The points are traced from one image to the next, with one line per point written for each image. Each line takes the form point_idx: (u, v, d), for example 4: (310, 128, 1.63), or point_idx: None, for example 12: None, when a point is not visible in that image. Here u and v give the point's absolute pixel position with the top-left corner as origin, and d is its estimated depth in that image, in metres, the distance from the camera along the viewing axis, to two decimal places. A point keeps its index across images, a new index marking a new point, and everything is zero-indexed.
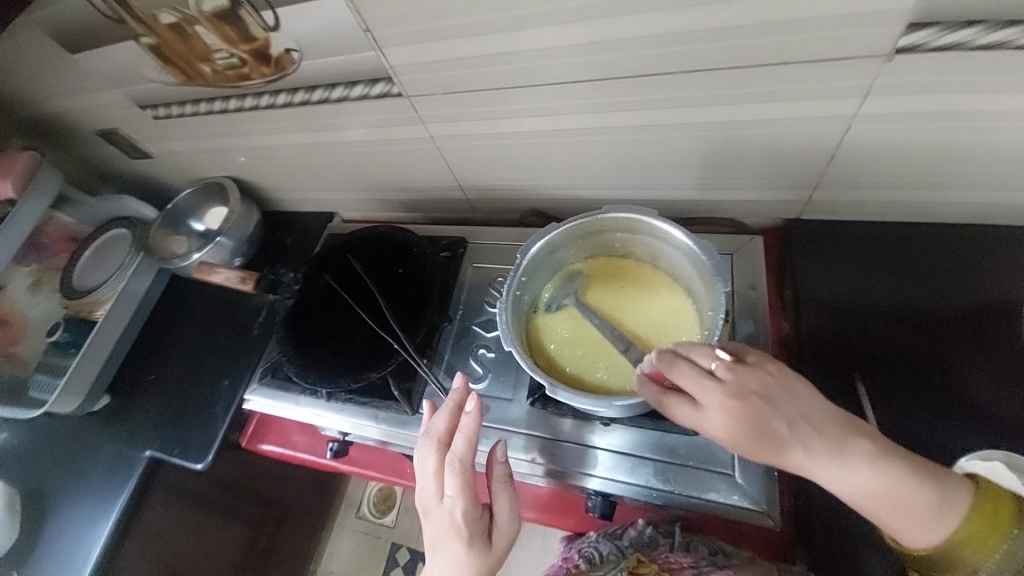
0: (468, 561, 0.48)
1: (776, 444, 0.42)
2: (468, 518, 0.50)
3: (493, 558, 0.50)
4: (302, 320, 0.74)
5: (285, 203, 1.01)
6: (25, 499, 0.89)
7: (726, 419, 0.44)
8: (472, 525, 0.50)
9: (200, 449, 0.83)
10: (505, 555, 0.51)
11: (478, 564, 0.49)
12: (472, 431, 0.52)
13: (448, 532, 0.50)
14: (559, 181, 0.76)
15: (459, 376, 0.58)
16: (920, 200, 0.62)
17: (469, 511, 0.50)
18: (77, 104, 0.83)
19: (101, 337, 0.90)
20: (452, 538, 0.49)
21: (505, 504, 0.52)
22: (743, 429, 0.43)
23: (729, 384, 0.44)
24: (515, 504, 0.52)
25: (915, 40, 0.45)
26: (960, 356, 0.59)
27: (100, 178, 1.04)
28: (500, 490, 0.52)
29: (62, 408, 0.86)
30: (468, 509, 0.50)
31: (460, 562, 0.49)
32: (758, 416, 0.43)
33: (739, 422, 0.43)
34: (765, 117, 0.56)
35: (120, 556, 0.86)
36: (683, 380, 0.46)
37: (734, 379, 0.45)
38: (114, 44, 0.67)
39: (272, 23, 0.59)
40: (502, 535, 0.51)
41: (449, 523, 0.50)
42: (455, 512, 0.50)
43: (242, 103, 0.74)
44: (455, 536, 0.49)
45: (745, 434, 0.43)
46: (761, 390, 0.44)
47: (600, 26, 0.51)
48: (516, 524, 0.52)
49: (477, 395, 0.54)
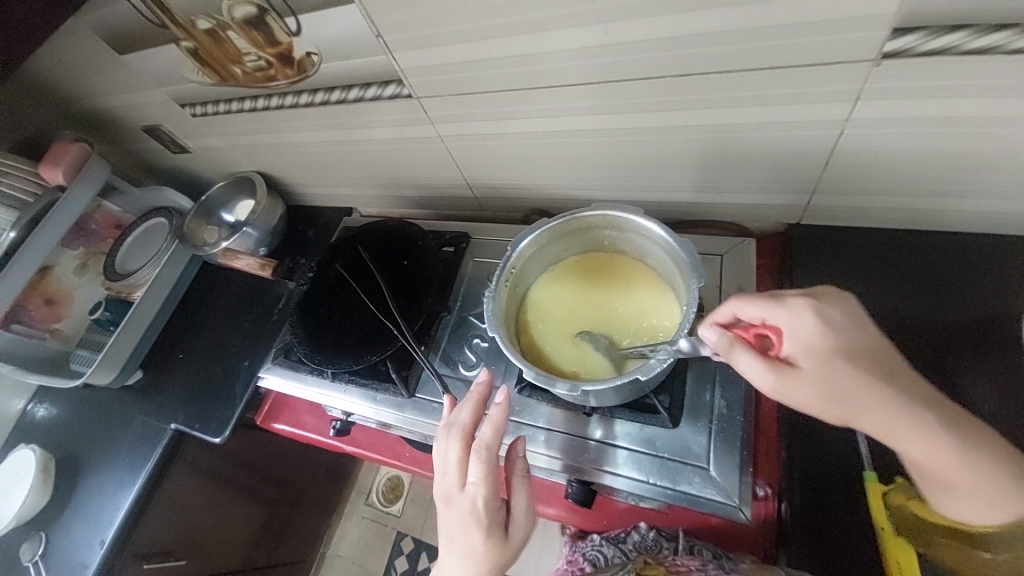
0: (485, 551, 0.48)
1: (873, 358, 0.43)
2: (489, 508, 0.49)
3: (508, 552, 0.49)
4: (312, 305, 0.79)
5: (308, 198, 1.08)
6: (63, 463, 0.97)
7: (824, 325, 0.45)
8: (492, 516, 0.49)
9: (219, 424, 0.90)
10: (520, 548, 0.51)
11: (494, 554, 0.48)
12: (502, 419, 0.51)
13: (468, 521, 0.49)
14: (562, 181, 0.78)
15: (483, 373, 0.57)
16: (920, 206, 0.62)
17: (491, 501, 0.49)
18: (125, 102, 0.91)
19: (137, 314, 0.98)
20: (472, 528, 0.48)
21: (523, 498, 0.52)
22: (841, 335, 0.44)
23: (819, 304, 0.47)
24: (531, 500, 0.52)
25: (902, 45, 0.45)
26: (954, 368, 0.58)
27: (144, 171, 1.13)
28: (518, 484, 0.52)
29: (99, 379, 0.94)
30: (490, 499, 0.49)
31: (477, 552, 0.48)
32: (858, 330, 0.45)
33: (832, 331, 0.44)
34: (760, 120, 0.57)
35: (144, 518, 0.93)
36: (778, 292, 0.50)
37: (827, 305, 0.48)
38: (158, 47, 0.74)
39: (294, 29, 0.65)
40: (518, 528, 0.50)
41: (470, 512, 0.49)
42: (477, 502, 0.49)
43: (269, 102, 0.80)
44: (476, 526, 0.48)
45: (842, 339, 0.44)
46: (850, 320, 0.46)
47: (595, 32, 0.53)
48: (530, 520, 0.52)
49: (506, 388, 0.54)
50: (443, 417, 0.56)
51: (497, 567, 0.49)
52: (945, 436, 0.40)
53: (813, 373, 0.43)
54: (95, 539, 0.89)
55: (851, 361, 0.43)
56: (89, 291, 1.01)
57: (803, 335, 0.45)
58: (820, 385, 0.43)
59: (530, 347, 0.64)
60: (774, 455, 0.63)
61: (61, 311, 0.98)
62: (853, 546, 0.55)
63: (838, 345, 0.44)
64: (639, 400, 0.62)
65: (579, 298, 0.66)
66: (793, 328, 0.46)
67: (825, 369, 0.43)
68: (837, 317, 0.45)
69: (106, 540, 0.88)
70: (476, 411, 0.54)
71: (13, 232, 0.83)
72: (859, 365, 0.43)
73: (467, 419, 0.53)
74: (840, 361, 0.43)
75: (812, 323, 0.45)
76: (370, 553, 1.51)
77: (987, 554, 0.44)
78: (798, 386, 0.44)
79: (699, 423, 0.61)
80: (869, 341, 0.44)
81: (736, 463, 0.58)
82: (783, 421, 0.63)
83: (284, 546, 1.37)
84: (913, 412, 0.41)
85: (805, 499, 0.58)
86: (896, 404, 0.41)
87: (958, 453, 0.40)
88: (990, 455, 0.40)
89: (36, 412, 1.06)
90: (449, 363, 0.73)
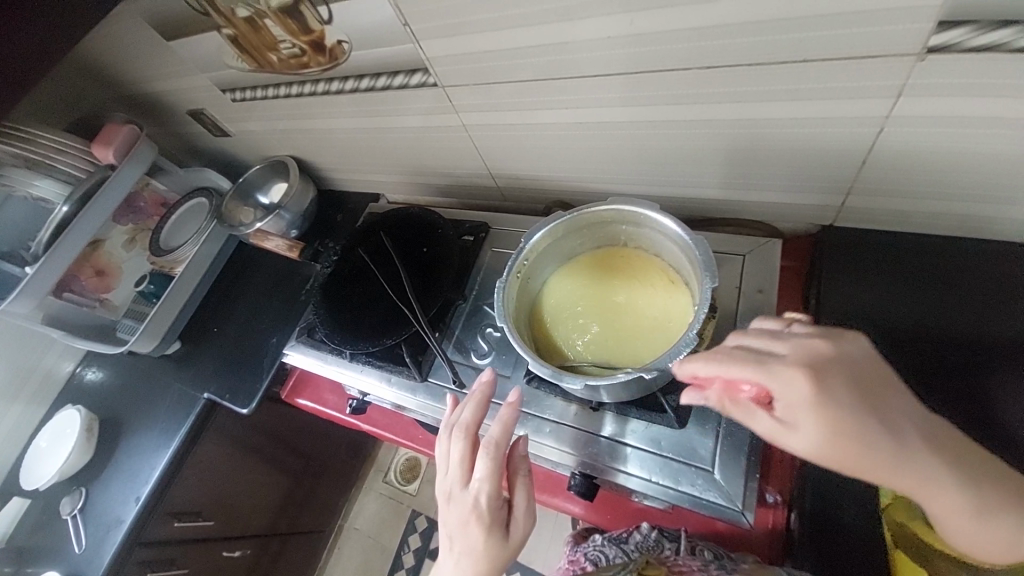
0: (486, 548, 0.49)
1: (881, 420, 0.39)
2: (491, 506, 0.50)
3: (509, 549, 0.50)
4: (335, 287, 0.82)
5: (338, 183, 1.11)
6: (107, 423, 1.05)
7: (831, 382, 0.40)
8: (493, 513, 0.50)
9: (247, 396, 0.95)
10: (520, 548, 0.51)
11: (495, 551, 0.49)
12: (507, 418, 0.52)
13: (470, 518, 0.50)
14: (585, 174, 0.78)
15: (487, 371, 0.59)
16: (969, 212, 0.58)
17: (493, 499, 0.50)
18: (172, 86, 0.96)
19: (178, 288, 1.04)
20: (473, 525, 0.50)
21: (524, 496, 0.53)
22: (850, 406, 0.39)
23: (803, 357, 0.41)
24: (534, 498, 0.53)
25: (947, 40, 0.42)
26: (992, 381, 0.56)
27: (188, 152, 1.19)
28: (520, 483, 0.53)
29: (141, 346, 1.00)
30: (492, 496, 0.50)
31: (477, 549, 0.49)
32: (855, 381, 0.40)
33: (829, 401, 0.39)
34: (794, 116, 0.55)
35: (178, 479, 0.99)
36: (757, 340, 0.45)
37: (806, 354, 0.41)
38: (201, 33, 0.77)
39: (326, 17, 0.66)
40: (520, 527, 0.51)
41: (472, 509, 0.50)
42: (480, 499, 0.50)
43: (302, 89, 0.82)
44: (476, 523, 0.50)
45: (846, 408, 0.39)
46: (846, 372, 0.40)
47: (622, 22, 0.52)
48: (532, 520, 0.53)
49: (518, 386, 0.55)
50: (446, 416, 0.57)
51: (497, 563, 0.50)
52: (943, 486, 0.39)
53: (821, 445, 0.40)
54: (132, 495, 0.96)
55: (861, 433, 0.39)
56: (136, 266, 1.06)
57: (803, 406, 0.40)
58: (832, 443, 0.39)
59: (540, 340, 0.65)
60: (789, 463, 0.62)
61: (111, 281, 1.03)
62: (868, 558, 0.53)
63: (843, 420, 0.39)
64: (648, 398, 0.62)
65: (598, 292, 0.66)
66: (789, 400, 0.40)
67: (829, 444, 0.39)
68: (842, 383, 0.40)
69: (142, 496, 0.95)
70: (479, 411, 0.55)
71: (66, 207, 0.89)
72: (868, 435, 0.39)
73: (470, 419, 0.55)
74: (854, 434, 0.39)
75: (807, 388, 0.40)
76: (386, 529, 1.57)
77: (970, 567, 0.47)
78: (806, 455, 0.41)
79: (707, 425, 0.60)
80: (874, 401, 0.40)
81: (742, 467, 0.57)
82: None
83: (306, 515, 1.44)
84: (909, 470, 0.39)
85: (816, 508, 0.56)
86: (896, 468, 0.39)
87: (957, 500, 0.39)
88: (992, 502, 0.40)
89: (86, 373, 1.15)
90: (461, 350, 0.74)
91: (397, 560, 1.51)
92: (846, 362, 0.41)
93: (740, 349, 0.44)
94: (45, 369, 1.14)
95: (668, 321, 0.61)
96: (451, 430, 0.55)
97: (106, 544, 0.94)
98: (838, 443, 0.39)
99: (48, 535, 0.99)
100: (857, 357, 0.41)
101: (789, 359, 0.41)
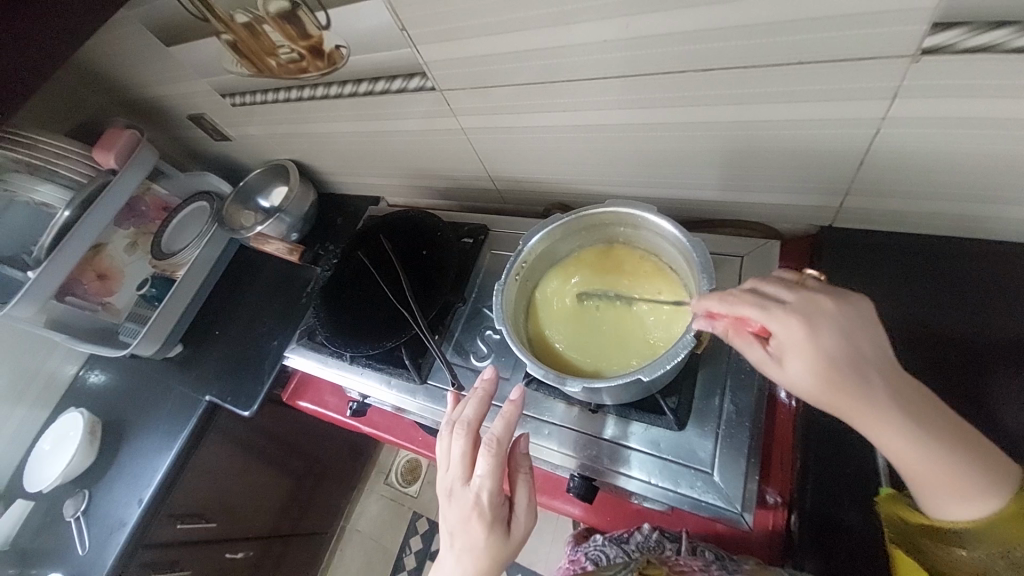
0: (487, 545, 0.49)
1: (862, 369, 0.43)
2: (492, 503, 0.50)
3: (509, 546, 0.51)
4: (335, 290, 0.82)
5: (338, 186, 1.11)
6: (110, 426, 1.06)
7: (823, 328, 0.44)
8: (494, 511, 0.50)
9: (249, 399, 0.95)
10: (520, 545, 0.52)
11: (496, 549, 0.50)
12: (510, 416, 0.52)
13: (471, 515, 0.50)
14: (584, 176, 0.78)
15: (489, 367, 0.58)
16: (967, 212, 0.58)
17: (494, 496, 0.50)
18: (173, 91, 0.96)
19: (179, 291, 1.05)
20: (474, 521, 0.50)
21: (525, 493, 0.53)
22: (833, 354, 0.43)
23: (803, 309, 0.45)
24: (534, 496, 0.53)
25: (942, 41, 0.42)
26: (989, 383, 0.56)
27: (189, 156, 1.20)
28: (521, 480, 0.53)
29: (143, 350, 1.01)
30: (493, 494, 0.50)
31: (479, 546, 0.49)
32: (846, 331, 0.44)
33: (817, 347, 0.44)
34: (790, 117, 0.55)
35: (180, 481, 1.00)
36: (769, 288, 0.48)
37: (807, 307, 0.45)
38: (200, 39, 0.78)
39: (324, 23, 0.67)
40: (520, 523, 0.51)
41: (474, 506, 0.50)
42: (481, 496, 0.50)
43: (301, 93, 0.83)
44: (477, 520, 0.50)
45: (831, 356, 0.43)
46: (838, 323, 0.44)
47: (617, 26, 0.52)
48: (532, 518, 0.53)
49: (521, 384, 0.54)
50: (446, 412, 0.57)
51: (498, 560, 0.50)
52: (914, 439, 0.43)
53: (800, 381, 0.45)
54: (134, 498, 0.97)
55: (837, 378, 0.43)
56: (137, 268, 1.06)
57: (793, 347, 0.44)
58: (813, 380, 0.44)
59: (542, 344, 0.65)
60: (788, 463, 0.63)
61: (113, 286, 1.03)
62: (867, 560, 0.53)
63: (827, 362, 0.43)
64: (647, 400, 0.62)
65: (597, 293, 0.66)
66: (785, 339, 0.45)
67: (807, 380, 0.44)
68: (831, 332, 0.44)
69: (145, 498, 0.96)
70: (480, 408, 0.55)
71: (68, 212, 0.89)
72: (844, 382, 0.43)
73: (471, 416, 0.54)
74: (832, 379, 0.43)
75: (800, 333, 0.44)
76: (388, 530, 1.57)
77: (963, 550, 0.45)
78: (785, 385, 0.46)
79: (707, 427, 0.60)
80: (860, 353, 0.44)
81: (742, 469, 0.57)
82: (798, 429, 0.62)
83: (308, 516, 1.45)
84: (882, 416, 0.43)
85: (815, 509, 0.57)
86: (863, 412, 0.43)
87: (924, 453, 0.43)
88: (958, 466, 0.43)
89: (89, 376, 1.16)
90: (460, 352, 0.75)
91: (399, 562, 1.51)
92: (844, 321, 0.44)
93: (754, 293, 0.48)
94: (49, 372, 1.15)
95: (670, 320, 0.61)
96: (452, 427, 0.55)
97: (109, 547, 0.94)
98: (817, 380, 0.44)
99: (52, 538, 1.00)
100: (855, 312, 0.45)
101: (791, 307, 0.45)
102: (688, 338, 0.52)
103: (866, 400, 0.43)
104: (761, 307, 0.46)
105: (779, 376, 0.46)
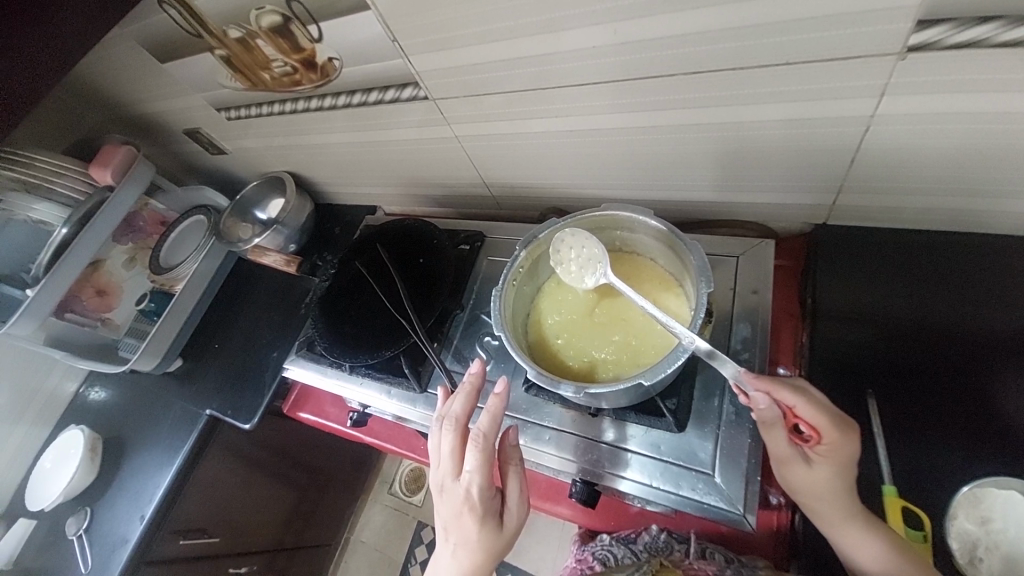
0: (480, 540, 0.49)
1: (836, 476, 0.50)
2: (484, 497, 0.50)
3: (504, 539, 0.50)
4: (333, 301, 0.83)
5: (334, 196, 1.11)
6: (112, 442, 1.06)
7: (823, 445, 0.50)
8: (486, 505, 0.50)
9: (250, 412, 0.95)
10: (514, 536, 0.52)
11: (489, 542, 0.49)
12: (496, 410, 0.52)
13: (462, 510, 0.50)
14: (578, 181, 0.78)
15: (476, 362, 0.57)
16: (963, 207, 0.58)
17: (485, 491, 0.50)
18: (168, 106, 0.97)
19: (178, 305, 1.05)
20: (466, 517, 0.49)
21: (516, 487, 0.53)
22: (815, 461, 0.51)
23: (819, 433, 0.49)
24: (527, 487, 0.53)
25: (928, 38, 0.43)
26: (990, 379, 0.56)
27: (185, 169, 1.20)
28: (512, 473, 0.53)
29: (143, 365, 1.01)
30: (484, 488, 0.50)
31: (471, 540, 0.49)
32: (838, 455, 0.50)
33: (845, 467, 0.50)
34: (780, 117, 0.55)
35: (182, 497, 1.00)
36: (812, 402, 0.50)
37: (823, 434, 0.49)
38: (195, 55, 0.78)
39: (316, 36, 0.67)
40: (513, 516, 0.51)
41: (465, 501, 0.50)
42: (472, 491, 0.50)
43: (296, 106, 0.83)
44: (469, 515, 0.49)
45: (815, 458, 0.51)
46: (832, 451, 0.50)
47: (607, 30, 0.52)
48: (524, 510, 0.53)
49: (504, 377, 0.53)
50: (437, 408, 0.56)
51: (493, 552, 0.50)
52: (843, 530, 0.51)
53: (816, 484, 0.51)
54: (136, 514, 0.96)
55: (807, 474, 0.51)
56: (136, 283, 1.06)
57: (834, 459, 0.50)
58: (789, 470, 0.52)
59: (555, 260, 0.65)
60: None
61: (112, 301, 1.03)
62: None
63: (808, 461, 0.51)
64: (646, 403, 0.62)
65: (617, 295, 0.65)
66: (833, 449, 0.49)
67: (821, 484, 0.51)
68: (826, 451, 0.50)
69: (147, 515, 0.95)
70: (469, 403, 0.54)
71: (65, 229, 0.89)
72: (813, 481, 0.51)
73: (460, 411, 0.54)
74: (840, 491, 0.50)
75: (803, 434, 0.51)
76: (392, 540, 1.56)
77: None
78: (795, 479, 0.52)
79: (706, 428, 0.60)
80: (842, 468, 0.50)
81: (742, 470, 0.57)
82: None
83: (312, 528, 1.44)
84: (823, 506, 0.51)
85: None
86: (831, 508, 0.51)
87: (854, 544, 0.50)
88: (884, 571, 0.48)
89: (90, 393, 1.16)
90: (460, 360, 0.75)
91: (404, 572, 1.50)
92: (844, 448, 0.49)
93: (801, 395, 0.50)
94: (50, 390, 1.15)
95: (645, 345, 0.61)
96: (440, 423, 0.54)
97: (111, 565, 0.93)
98: (789, 469, 0.52)
99: (55, 556, 0.99)
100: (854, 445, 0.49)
101: (815, 429, 0.49)
102: (713, 351, 0.51)
103: (839, 501, 0.50)
104: (833, 429, 0.49)
105: (783, 467, 0.52)
